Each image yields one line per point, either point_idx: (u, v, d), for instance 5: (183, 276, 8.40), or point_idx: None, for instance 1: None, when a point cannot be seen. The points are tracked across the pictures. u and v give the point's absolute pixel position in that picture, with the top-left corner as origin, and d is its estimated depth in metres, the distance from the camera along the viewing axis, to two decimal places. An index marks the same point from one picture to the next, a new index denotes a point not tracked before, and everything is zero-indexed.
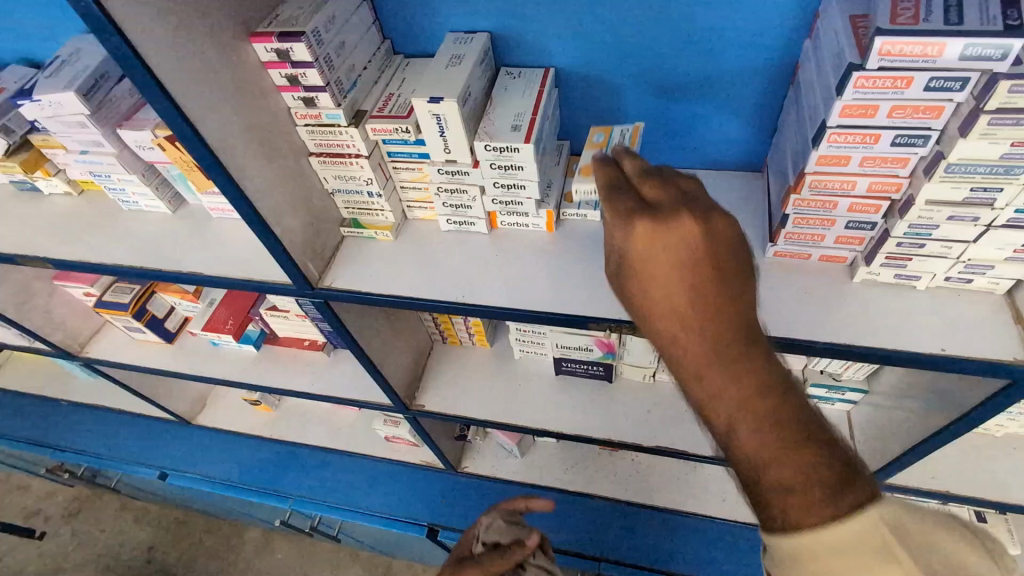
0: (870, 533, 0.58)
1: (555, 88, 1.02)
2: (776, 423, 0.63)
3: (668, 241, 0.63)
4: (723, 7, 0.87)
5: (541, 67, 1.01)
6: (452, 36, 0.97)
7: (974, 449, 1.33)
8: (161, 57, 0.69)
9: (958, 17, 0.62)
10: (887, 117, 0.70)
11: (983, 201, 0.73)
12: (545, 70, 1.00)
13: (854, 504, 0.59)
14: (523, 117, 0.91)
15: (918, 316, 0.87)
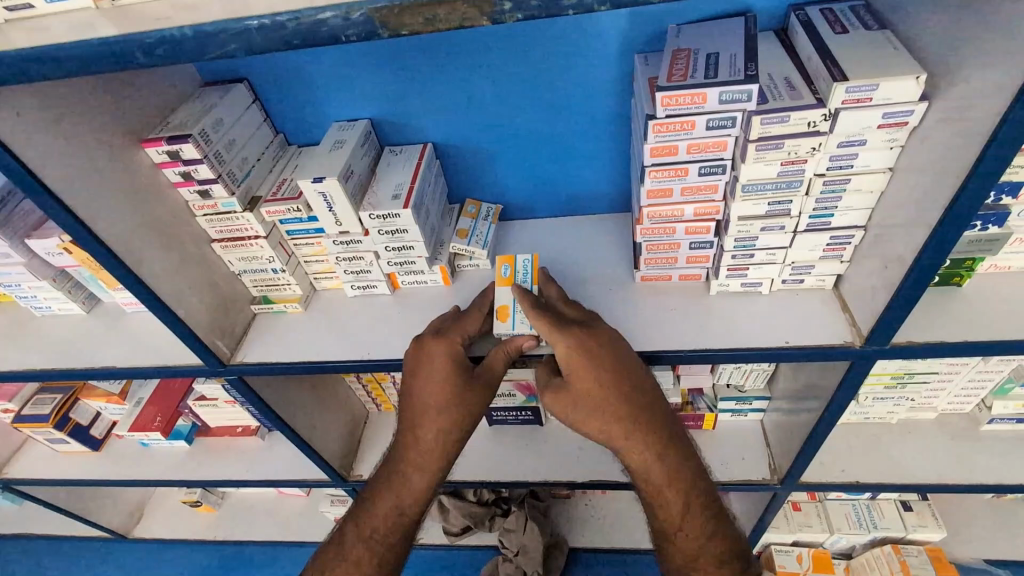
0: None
1: (435, 160, 1.15)
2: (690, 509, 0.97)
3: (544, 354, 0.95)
4: (560, 80, 1.04)
5: (420, 143, 1.14)
6: (335, 125, 1.09)
7: (875, 438, 1.45)
8: (51, 168, 0.76)
9: (715, 72, 0.78)
10: (688, 154, 0.84)
11: (783, 212, 0.88)
12: (423, 145, 1.13)
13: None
14: (403, 187, 1.03)
15: (766, 318, 0.99)
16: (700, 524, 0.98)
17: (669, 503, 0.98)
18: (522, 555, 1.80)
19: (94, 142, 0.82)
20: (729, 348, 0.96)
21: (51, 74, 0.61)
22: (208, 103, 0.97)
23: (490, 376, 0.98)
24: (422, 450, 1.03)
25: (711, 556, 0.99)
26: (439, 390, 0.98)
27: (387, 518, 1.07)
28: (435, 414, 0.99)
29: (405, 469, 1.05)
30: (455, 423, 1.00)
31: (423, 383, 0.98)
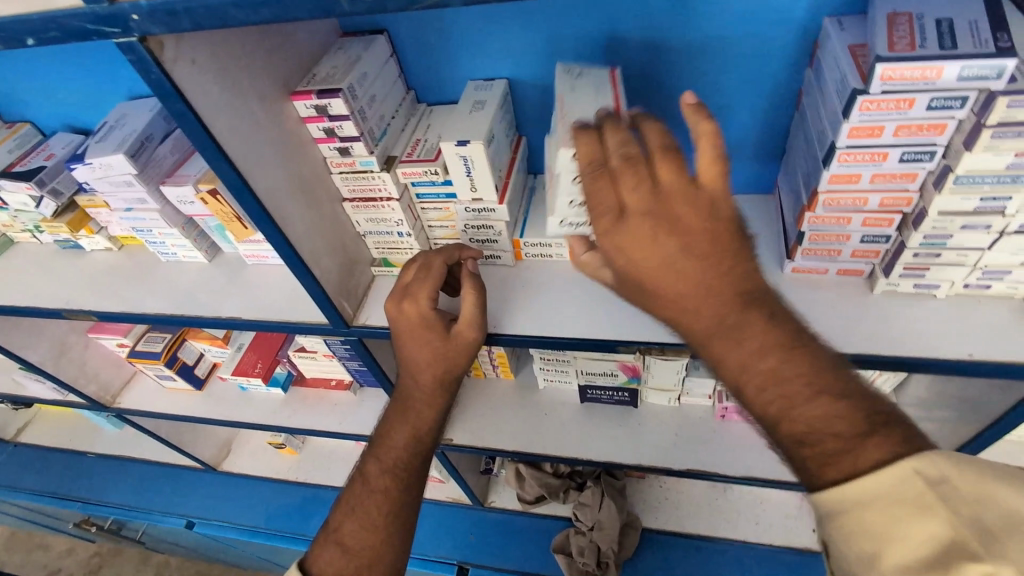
0: (901, 484, 0.52)
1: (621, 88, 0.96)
2: (819, 423, 0.56)
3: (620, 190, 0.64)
4: (728, 39, 0.93)
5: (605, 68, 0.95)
6: (471, 85, 1.04)
7: (1010, 457, 1.33)
8: (217, 119, 0.73)
9: (952, 42, 0.67)
10: (893, 136, 0.74)
11: (994, 210, 0.77)
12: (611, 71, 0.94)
13: (891, 475, 0.52)
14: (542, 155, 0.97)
15: (941, 326, 0.89)
16: (804, 404, 0.57)
17: (743, 379, 0.61)
18: (597, 530, 1.79)
19: (253, 95, 0.79)
20: (900, 355, 0.87)
21: (246, 18, 0.57)
22: (352, 54, 0.93)
23: (472, 325, 0.98)
24: (419, 395, 1.01)
25: (826, 443, 0.56)
26: (434, 339, 0.98)
27: (394, 471, 0.99)
28: (431, 362, 0.99)
29: (408, 420, 1.02)
30: (449, 367, 0.99)
31: (417, 338, 0.98)
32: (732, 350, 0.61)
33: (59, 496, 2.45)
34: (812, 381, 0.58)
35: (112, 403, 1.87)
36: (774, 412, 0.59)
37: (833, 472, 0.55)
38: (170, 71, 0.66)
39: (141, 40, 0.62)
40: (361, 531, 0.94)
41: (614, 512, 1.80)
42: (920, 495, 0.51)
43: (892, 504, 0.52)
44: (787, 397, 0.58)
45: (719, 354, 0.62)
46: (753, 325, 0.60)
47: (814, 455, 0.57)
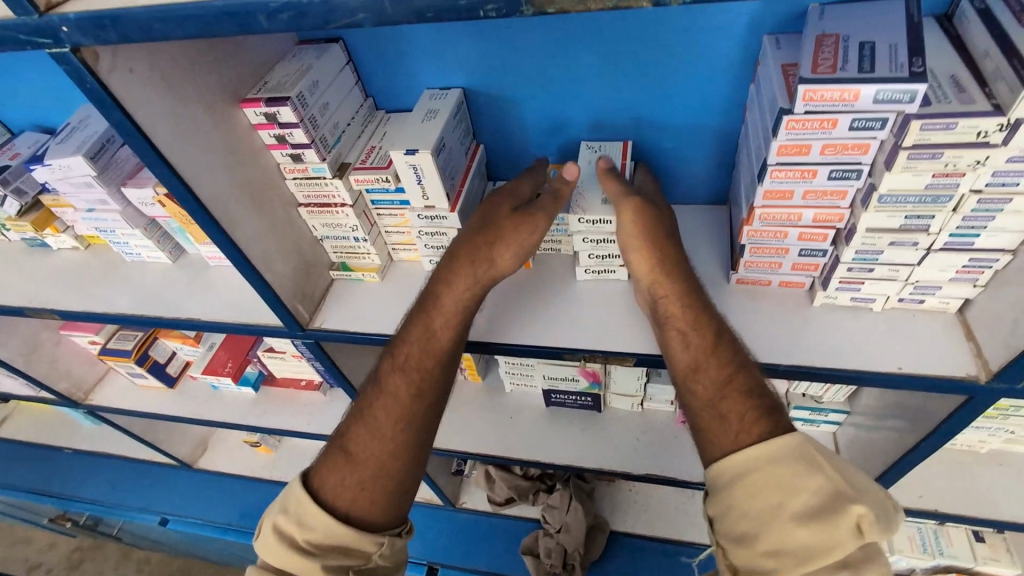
0: (796, 445, 0.70)
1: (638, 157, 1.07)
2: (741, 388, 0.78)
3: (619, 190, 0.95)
4: (675, 51, 0.94)
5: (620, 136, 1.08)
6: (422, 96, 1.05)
7: (961, 466, 1.35)
8: (158, 127, 0.75)
9: (871, 65, 0.68)
10: (820, 154, 0.76)
11: (920, 228, 0.79)
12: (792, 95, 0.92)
13: (779, 442, 0.71)
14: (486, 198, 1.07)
15: (877, 339, 0.91)
16: (737, 372, 0.80)
17: (694, 343, 0.83)
18: (564, 533, 1.81)
19: (198, 103, 0.81)
20: (835, 367, 0.89)
21: (171, 33, 0.59)
22: (305, 63, 0.94)
23: (548, 212, 0.93)
24: (450, 299, 0.92)
25: (731, 396, 0.77)
26: (496, 231, 0.92)
27: (412, 376, 0.91)
28: (481, 256, 0.92)
29: (431, 337, 0.92)
30: (489, 265, 0.93)
31: (477, 229, 0.94)
32: (687, 314, 0.85)
33: (37, 491, 2.46)
34: (738, 363, 0.81)
35: (85, 399, 1.88)
36: (710, 374, 0.80)
37: (759, 425, 0.74)
38: (106, 81, 0.67)
39: (74, 51, 0.63)
40: (370, 440, 0.88)
41: (580, 514, 1.82)
42: (810, 454, 0.69)
43: (791, 458, 0.69)
44: (718, 370, 0.80)
45: (679, 330, 0.85)
46: (703, 303, 0.86)
47: (736, 406, 0.77)
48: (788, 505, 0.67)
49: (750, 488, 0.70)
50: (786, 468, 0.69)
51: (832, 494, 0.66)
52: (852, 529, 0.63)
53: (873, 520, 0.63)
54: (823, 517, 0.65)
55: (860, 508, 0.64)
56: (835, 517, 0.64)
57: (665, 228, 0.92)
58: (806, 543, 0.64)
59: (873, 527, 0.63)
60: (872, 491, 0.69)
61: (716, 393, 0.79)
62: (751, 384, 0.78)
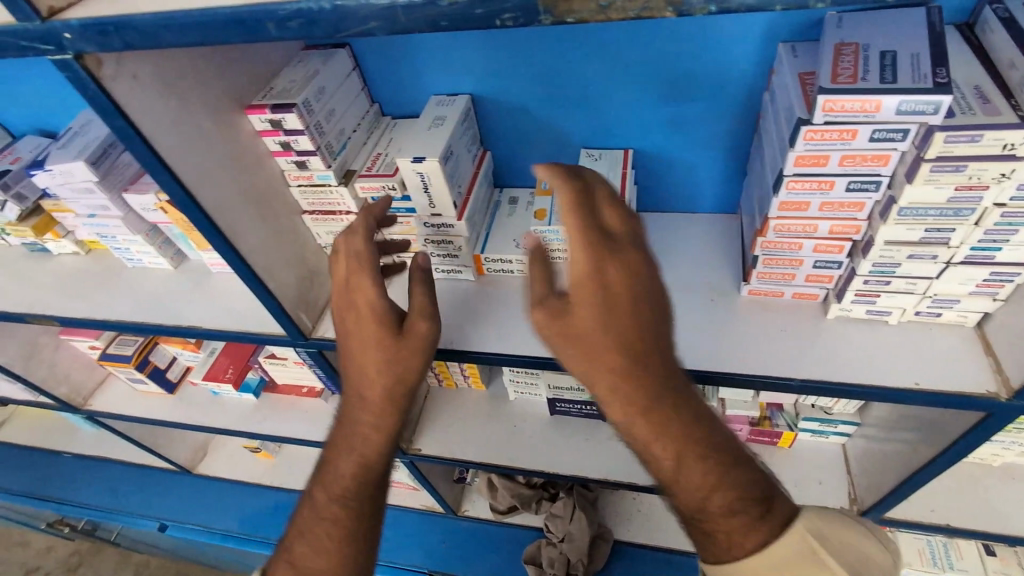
0: (797, 546, 0.69)
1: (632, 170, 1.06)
2: (730, 497, 0.70)
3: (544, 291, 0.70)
4: (688, 57, 0.92)
5: (618, 148, 1.08)
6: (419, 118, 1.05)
7: (973, 480, 1.33)
8: (162, 135, 0.73)
9: (893, 75, 0.67)
10: (839, 166, 0.74)
11: (940, 241, 0.77)
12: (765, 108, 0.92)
13: (786, 544, 0.69)
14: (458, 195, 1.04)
15: (893, 354, 0.89)
16: (723, 483, 0.70)
17: (662, 456, 0.69)
18: (567, 542, 1.80)
19: (202, 109, 0.79)
20: (850, 382, 0.87)
21: (176, 40, 0.57)
22: (311, 68, 0.93)
23: (425, 331, 0.86)
24: (361, 416, 0.90)
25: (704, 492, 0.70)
26: (367, 350, 0.85)
27: (341, 486, 0.94)
28: (370, 385, 0.87)
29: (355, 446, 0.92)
30: (389, 378, 0.86)
31: (357, 355, 0.87)
32: (644, 416, 0.68)
33: (34, 496, 2.44)
34: (721, 468, 0.70)
35: (84, 404, 1.86)
36: (691, 491, 0.71)
37: (755, 536, 0.70)
38: (108, 88, 0.65)
39: (75, 57, 0.61)
40: (312, 554, 0.93)
41: (585, 523, 1.81)
42: (813, 550, 0.68)
43: (802, 564, 0.68)
44: (699, 482, 0.70)
45: (650, 449, 0.70)
46: (671, 390, 0.69)
47: (726, 523, 0.70)
48: None
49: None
50: None
51: None
52: None
53: None
54: None
55: None
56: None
57: (614, 312, 0.66)
58: None
59: None
60: (865, 557, 0.71)
61: (699, 509, 0.71)
62: (741, 487, 0.70)
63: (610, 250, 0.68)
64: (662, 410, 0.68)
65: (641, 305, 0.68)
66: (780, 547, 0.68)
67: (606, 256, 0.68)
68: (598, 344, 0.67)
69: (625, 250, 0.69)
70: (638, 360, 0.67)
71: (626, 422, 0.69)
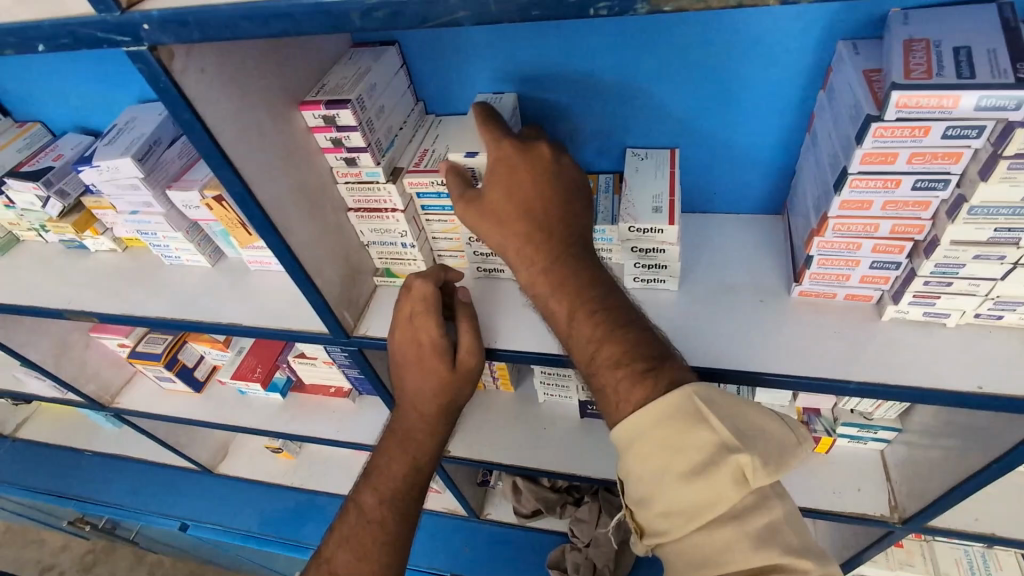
0: (682, 403, 0.68)
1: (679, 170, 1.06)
2: (617, 351, 0.73)
3: (514, 182, 0.82)
4: (742, 54, 0.91)
5: (664, 148, 1.07)
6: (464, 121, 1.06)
7: (1017, 488, 1.31)
8: (225, 129, 0.73)
9: (970, 71, 0.66)
10: (907, 163, 0.73)
11: (1009, 241, 0.75)
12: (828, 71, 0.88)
13: (664, 400, 0.68)
14: None
15: (952, 357, 0.87)
16: (608, 339, 0.74)
17: (558, 310, 0.79)
18: (593, 547, 1.79)
19: (261, 104, 0.79)
20: (908, 385, 0.85)
21: (256, 31, 0.57)
22: (362, 65, 0.93)
23: (474, 363, 1.02)
24: (417, 427, 1.07)
25: (609, 365, 0.73)
26: (422, 366, 1.01)
27: (388, 494, 1.07)
28: (429, 402, 1.04)
29: (409, 453, 1.08)
30: (446, 396, 1.03)
31: (413, 380, 1.03)
32: (557, 286, 0.79)
33: (55, 493, 2.44)
34: (613, 326, 0.75)
35: (110, 402, 1.86)
36: (582, 345, 0.76)
37: (637, 390, 0.70)
38: (179, 81, 0.65)
39: (151, 48, 0.61)
40: (357, 562, 1.00)
41: (612, 529, 1.80)
42: (694, 407, 0.67)
43: (672, 418, 0.68)
44: (588, 332, 0.76)
45: (554, 306, 0.80)
46: (585, 270, 0.80)
47: (610, 377, 0.73)
48: (675, 467, 0.67)
49: (641, 455, 0.70)
50: (648, 431, 0.69)
51: (717, 449, 0.66)
52: (736, 479, 0.64)
53: (756, 467, 0.65)
54: (706, 474, 0.65)
55: (740, 457, 0.65)
56: (716, 470, 0.65)
57: (541, 183, 0.82)
58: (693, 505, 0.66)
59: (754, 474, 0.64)
60: (767, 432, 0.69)
61: (588, 364, 0.76)
62: (643, 350, 0.73)
63: (522, 147, 0.84)
64: (573, 278, 0.79)
65: (549, 192, 0.82)
66: (653, 399, 0.69)
67: (523, 158, 0.83)
68: (508, 214, 0.82)
69: (531, 146, 0.84)
70: (552, 228, 0.82)
71: (534, 283, 0.82)
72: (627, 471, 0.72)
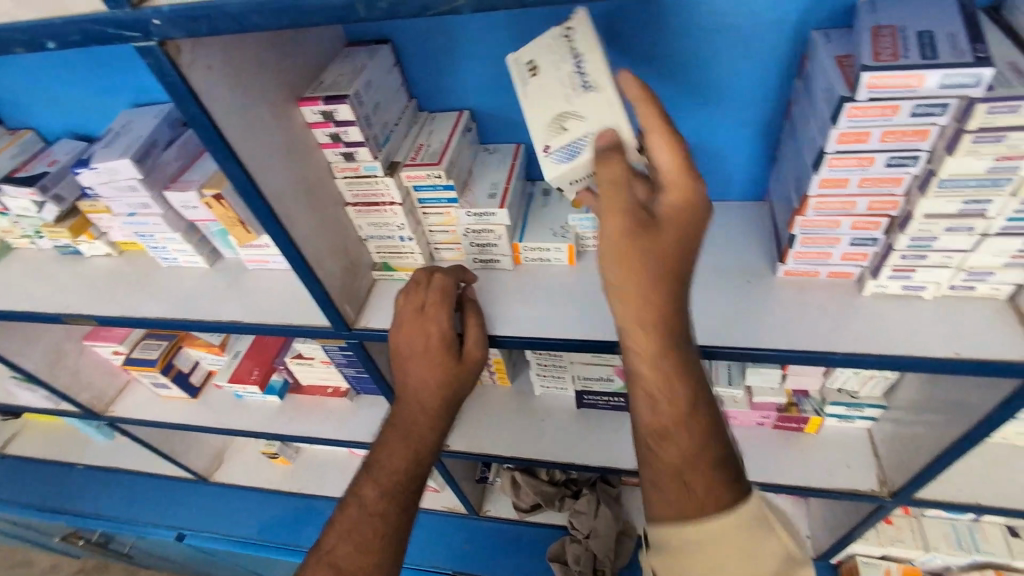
0: (754, 509, 0.72)
1: None
2: (706, 449, 0.74)
3: (651, 237, 0.73)
4: (723, 45, 0.96)
5: None
6: (460, 117, 1.09)
7: (998, 459, 1.36)
8: (229, 122, 0.75)
9: (933, 52, 0.70)
10: (880, 142, 0.77)
11: (977, 213, 0.80)
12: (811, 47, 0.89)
13: (746, 508, 0.71)
14: (498, 185, 1.07)
15: (930, 327, 0.92)
16: (694, 424, 0.75)
17: (655, 385, 0.76)
18: (592, 538, 1.81)
19: (263, 99, 0.82)
20: (890, 354, 0.89)
21: (263, 24, 0.60)
22: (358, 63, 0.96)
23: (478, 355, 1.07)
24: (420, 418, 1.10)
25: (698, 462, 0.74)
26: (429, 357, 1.05)
27: (390, 486, 1.08)
28: (433, 392, 1.08)
29: (411, 444, 1.11)
30: (450, 387, 1.08)
31: (420, 371, 1.06)
32: (661, 332, 0.76)
33: (47, 509, 2.41)
34: (697, 415, 0.76)
35: (105, 411, 1.86)
36: (671, 428, 0.75)
37: (721, 491, 0.72)
38: (186, 75, 0.68)
39: (159, 43, 0.64)
40: (359, 552, 1.01)
41: (609, 518, 1.83)
42: (765, 518, 0.72)
43: (749, 523, 0.70)
44: (684, 422, 0.75)
45: (653, 380, 0.76)
46: (684, 351, 0.77)
47: (695, 471, 0.73)
48: (733, 556, 0.69)
49: (708, 553, 0.69)
50: (726, 537, 0.69)
51: (780, 557, 0.70)
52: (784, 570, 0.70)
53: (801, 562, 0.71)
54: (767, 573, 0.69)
55: (788, 544, 0.71)
56: (773, 561, 0.69)
57: (684, 250, 0.75)
58: None
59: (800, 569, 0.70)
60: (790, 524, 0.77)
61: (667, 447, 0.75)
62: (723, 454, 0.75)
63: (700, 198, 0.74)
64: (678, 353, 0.76)
65: (682, 266, 0.76)
66: (739, 507, 0.71)
67: (689, 184, 0.74)
68: (648, 273, 0.74)
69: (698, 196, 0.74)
70: (676, 290, 0.76)
71: (644, 350, 0.76)
72: (666, 539, 0.72)
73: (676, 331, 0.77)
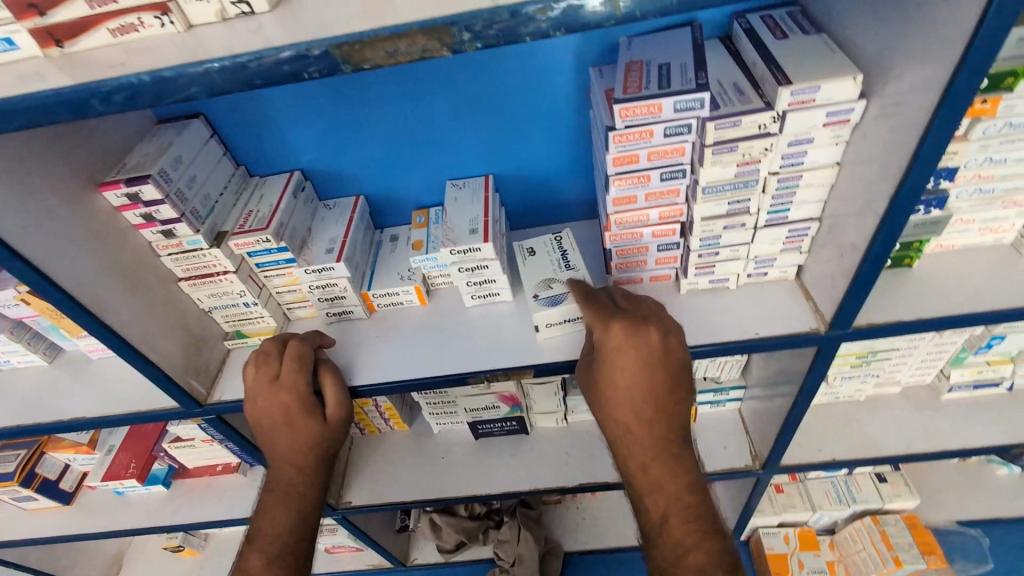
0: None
1: (496, 192, 1.17)
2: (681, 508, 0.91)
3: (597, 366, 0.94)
4: (519, 86, 1.04)
5: (479, 175, 1.18)
6: (290, 178, 1.12)
7: (847, 415, 1.51)
8: (4, 221, 0.73)
9: (667, 83, 0.81)
10: (648, 161, 0.87)
11: (742, 210, 0.92)
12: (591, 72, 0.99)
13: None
14: (336, 240, 1.09)
15: (737, 313, 1.03)
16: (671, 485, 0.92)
17: (639, 456, 0.94)
18: (518, 565, 1.81)
19: (49, 192, 0.80)
20: (705, 343, 0.99)
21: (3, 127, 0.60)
22: (165, 140, 0.96)
23: (343, 414, 1.05)
24: (295, 477, 1.08)
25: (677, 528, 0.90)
26: (290, 418, 1.02)
27: (274, 552, 1.04)
28: (302, 450, 1.05)
29: (291, 505, 1.07)
30: (320, 441, 1.06)
31: (285, 436, 1.04)
32: (635, 432, 0.93)
33: None
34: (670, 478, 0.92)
35: None
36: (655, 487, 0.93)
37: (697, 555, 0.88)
38: None
39: None
40: None
41: (531, 541, 1.82)
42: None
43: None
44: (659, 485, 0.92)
45: (634, 453, 0.94)
46: (660, 436, 0.92)
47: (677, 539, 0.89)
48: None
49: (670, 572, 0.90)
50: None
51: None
52: None
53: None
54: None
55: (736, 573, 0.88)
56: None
57: (632, 374, 0.90)
58: None
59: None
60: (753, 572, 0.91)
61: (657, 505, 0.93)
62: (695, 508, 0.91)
63: (630, 372, 0.90)
64: (652, 434, 0.92)
65: (642, 392, 0.90)
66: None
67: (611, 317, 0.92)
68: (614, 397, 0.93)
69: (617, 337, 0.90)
70: (632, 403, 0.91)
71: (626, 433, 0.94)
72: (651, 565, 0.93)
73: (646, 423, 0.92)
